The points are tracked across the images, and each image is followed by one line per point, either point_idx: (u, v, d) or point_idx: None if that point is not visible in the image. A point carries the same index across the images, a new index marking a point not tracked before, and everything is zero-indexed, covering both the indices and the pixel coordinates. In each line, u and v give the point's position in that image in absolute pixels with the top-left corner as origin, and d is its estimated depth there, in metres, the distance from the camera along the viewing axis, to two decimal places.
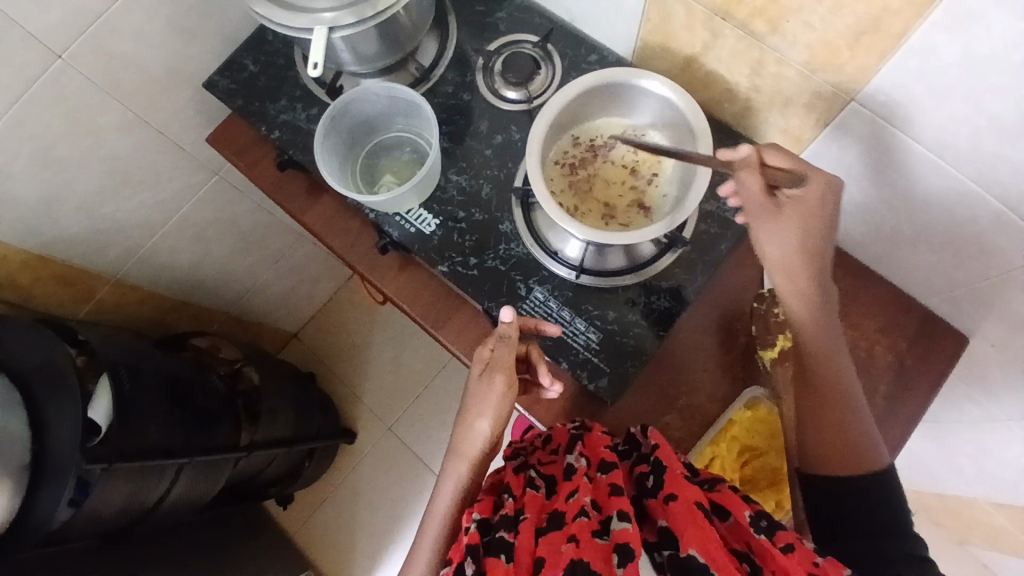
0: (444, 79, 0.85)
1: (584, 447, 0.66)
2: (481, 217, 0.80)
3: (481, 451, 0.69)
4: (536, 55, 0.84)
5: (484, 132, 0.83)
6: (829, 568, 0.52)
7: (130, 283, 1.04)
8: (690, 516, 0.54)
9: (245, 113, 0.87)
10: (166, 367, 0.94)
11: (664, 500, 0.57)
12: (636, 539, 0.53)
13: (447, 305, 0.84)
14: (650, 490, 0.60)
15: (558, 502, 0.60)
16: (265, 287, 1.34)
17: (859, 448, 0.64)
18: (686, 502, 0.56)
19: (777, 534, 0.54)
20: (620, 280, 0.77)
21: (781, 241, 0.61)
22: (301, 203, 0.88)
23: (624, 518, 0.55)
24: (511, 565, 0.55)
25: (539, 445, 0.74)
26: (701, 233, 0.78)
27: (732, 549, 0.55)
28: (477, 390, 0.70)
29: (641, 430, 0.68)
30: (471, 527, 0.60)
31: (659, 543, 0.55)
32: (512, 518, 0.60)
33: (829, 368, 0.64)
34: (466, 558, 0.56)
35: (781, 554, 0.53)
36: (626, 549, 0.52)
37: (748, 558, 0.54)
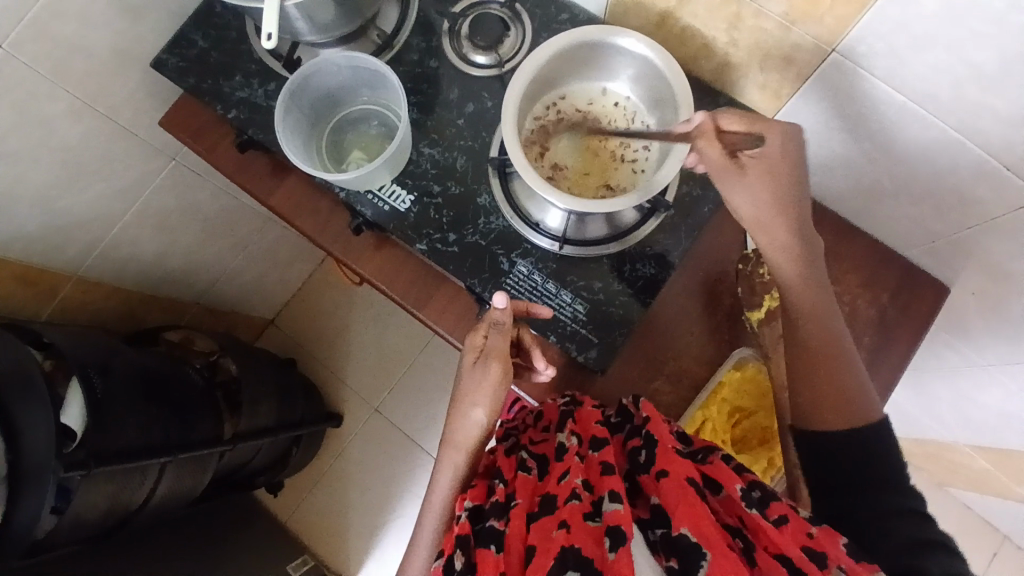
0: (409, 46, 0.80)
1: (574, 424, 0.65)
2: (458, 190, 0.77)
3: (479, 437, 0.66)
4: (504, 17, 0.80)
5: (455, 101, 0.79)
6: (824, 538, 0.51)
7: (94, 280, 1.00)
8: (682, 493, 0.53)
9: (199, 93, 0.81)
10: (137, 365, 0.90)
11: (656, 477, 0.57)
12: (627, 521, 0.52)
13: (426, 284, 0.81)
14: (642, 465, 0.59)
15: (550, 484, 0.59)
16: (237, 275, 1.28)
17: (854, 401, 0.61)
18: (677, 478, 0.55)
19: (771, 506, 0.54)
20: (603, 249, 0.75)
21: (751, 199, 0.59)
22: (267, 184, 0.84)
23: (615, 499, 0.54)
24: (501, 554, 0.54)
25: (530, 423, 0.73)
26: (684, 196, 0.76)
27: (725, 525, 0.54)
28: (471, 379, 0.67)
29: (633, 402, 0.67)
30: (462, 516, 0.59)
31: (652, 521, 0.55)
32: (504, 504, 0.59)
33: (817, 321, 0.62)
34: (456, 550, 0.56)
35: (774, 529, 0.52)
36: (617, 531, 0.51)
37: (741, 533, 0.53)
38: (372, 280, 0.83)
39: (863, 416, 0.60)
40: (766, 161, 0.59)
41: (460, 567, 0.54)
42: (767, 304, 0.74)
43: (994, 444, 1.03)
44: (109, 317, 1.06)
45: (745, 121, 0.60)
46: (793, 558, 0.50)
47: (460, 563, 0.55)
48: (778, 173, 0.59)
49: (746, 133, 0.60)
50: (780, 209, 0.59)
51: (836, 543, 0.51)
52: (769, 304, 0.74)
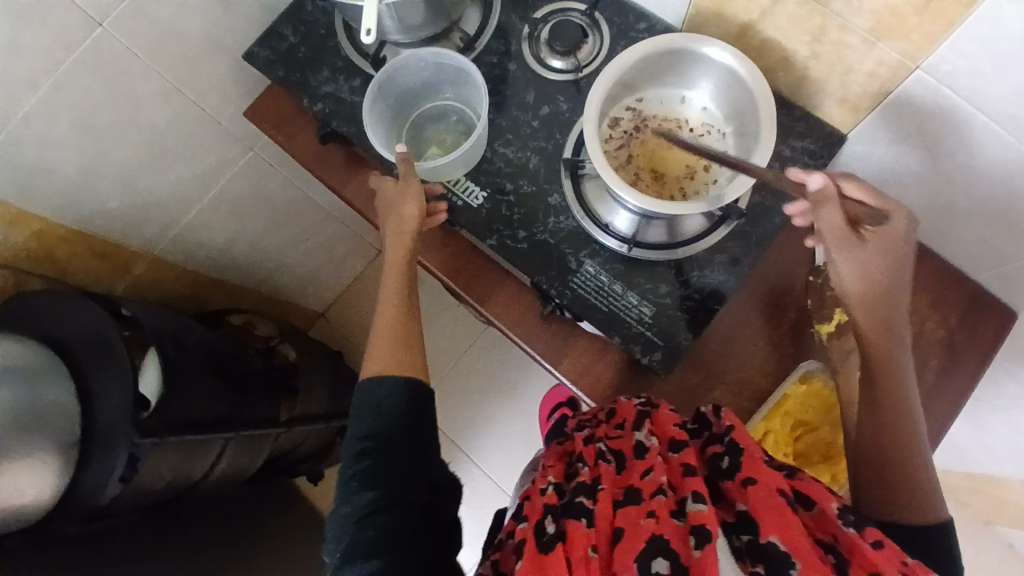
0: (488, 48, 0.83)
1: (654, 425, 0.65)
2: (529, 189, 0.79)
3: (413, 234, 0.73)
4: (583, 24, 0.82)
5: (530, 103, 0.81)
6: (924, 570, 0.49)
7: (166, 260, 1.04)
8: (772, 502, 0.53)
9: (286, 84, 0.85)
10: (204, 343, 0.94)
11: (742, 483, 0.56)
12: (712, 521, 0.51)
13: (492, 280, 0.83)
14: (725, 471, 0.58)
15: (632, 477, 0.59)
16: (295, 266, 1.32)
17: (924, 490, 0.57)
18: (766, 487, 0.54)
19: (868, 529, 0.51)
20: (671, 254, 0.76)
21: (860, 267, 0.60)
22: (343, 176, 0.87)
23: (700, 499, 0.54)
24: (591, 528, 0.54)
25: (603, 420, 0.73)
26: (754, 205, 0.77)
27: (818, 540, 0.52)
28: (394, 197, 0.73)
29: (713, 410, 0.67)
30: (548, 490, 0.61)
31: (737, 526, 0.54)
32: (589, 487, 0.59)
33: (893, 394, 0.60)
34: (547, 518, 0.57)
35: (871, 550, 0.50)
36: (703, 530, 0.51)
37: (835, 550, 0.51)
38: (437, 274, 0.84)
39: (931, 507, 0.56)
40: (884, 241, 0.60)
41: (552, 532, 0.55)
42: (837, 318, 0.74)
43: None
44: (178, 297, 1.10)
45: (868, 196, 0.62)
46: None
47: (552, 528, 0.55)
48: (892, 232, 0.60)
49: (869, 207, 0.62)
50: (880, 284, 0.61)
51: None
52: (841, 317, 0.73)
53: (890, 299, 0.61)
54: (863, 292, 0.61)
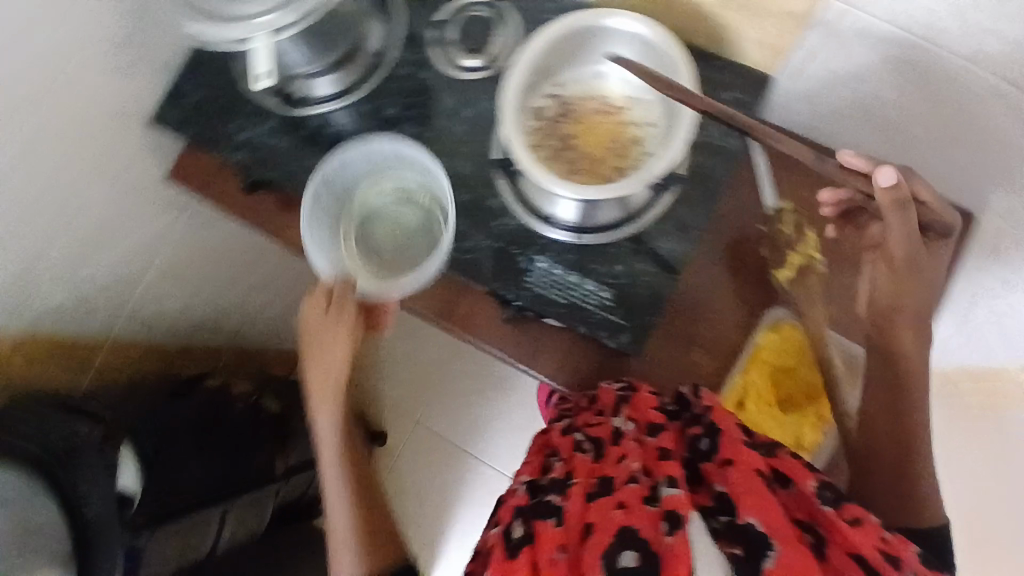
0: (399, 61, 0.81)
1: (631, 409, 0.65)
2: (467, 197, 0.77)
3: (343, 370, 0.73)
4: (489, 18, 0.79)
5: (452, 109, 0.79)
6: (898, 544, 0.50)
7: (125, 341, 1.01)
8: (750, 481, 0.54)
9: (202, 141, 0.84)
10: (182, 417, 0.95)
11: (721, 466, 0.57)
12: (684, 505, 0.52)
13: (451, 295, 0.81)
14: (704, 454, 0.60)
15: (607, 466, 0.60)
16: (262, 312, 1.28)
17: (925, 502, 0.61)
18: (744, 469, 0.56)
19: (845, 505, 0.52)
20: (620, 232, 0.75)
21: (924, 272, 0.60)
22: (278, 221, 0.84)
23: (673, 484, 0.54)
24: (559, 526, 0.56)
25: (586, 404, 0.71)
26: (695, 166, 0.76)
27: (796, 520, 0.53)
28: (321, 325, 0.71)
29: (692, 389, 0.66)
30: (524, 490, 0.64)
31: (716, 508, 0.55)
32: (562, 482, 0.61)
33: (917, 401, 0.63)
34: (518, 519, 0.59)
35: (848, 527, 0.51)
36: (675, 515, 0.51)
37: (812, 530, 0.52)
38: None
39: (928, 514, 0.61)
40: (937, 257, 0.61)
41: (520, 535, 0.58)
42: (792, 262, 0.75)
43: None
44: (149, 373, 1.08)
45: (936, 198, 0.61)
46: (867, 557, 0.50)
47: (520, 531, 0.58)
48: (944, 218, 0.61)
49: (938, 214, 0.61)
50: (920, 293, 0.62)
51: (909, 550, 0.50)
52: (796, 261, 0.75)
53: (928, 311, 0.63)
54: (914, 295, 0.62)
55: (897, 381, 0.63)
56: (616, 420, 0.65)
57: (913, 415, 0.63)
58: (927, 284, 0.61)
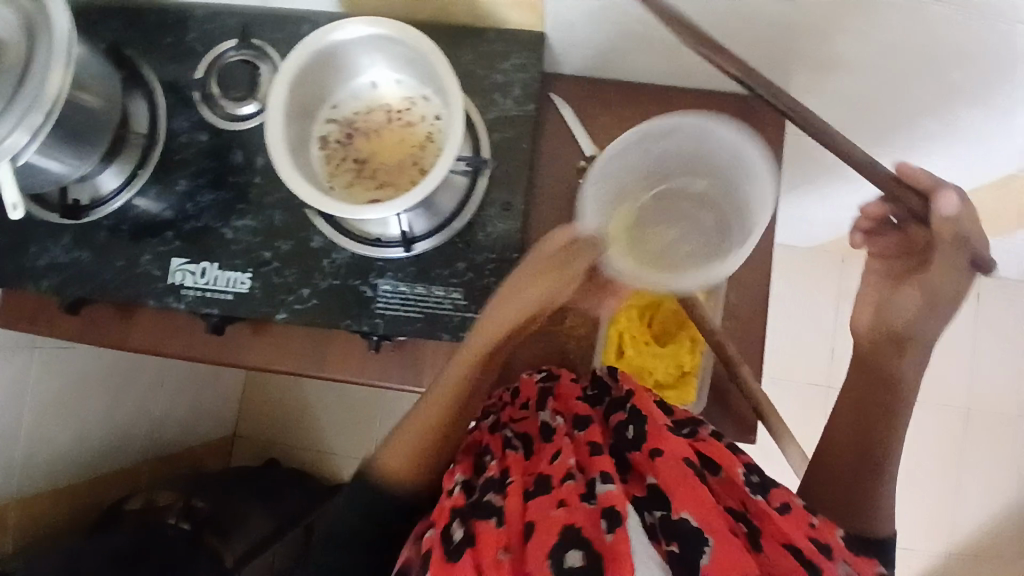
0: (175, 132, 0.76)
1: (555, 402, 0.63)
2: (289, 245, 0.74)
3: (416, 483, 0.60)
4: (246, 58, 0.75)
5: (244, 162, 0.75)
6: (825, 529, 0.51)
7: (30, 497, 0.97)
8: (679, 472, 0.52)
9: (4, 280, 0.77)
10: (103, 552, 0.93)
11: (651, 455, 0.54)
12: (621, 500, 0.50)
13: (316, 344, 0.78)
14: (631, 442, 0.56)
15: (539, 464, 0.57)
16: (171, 412, 1.24)
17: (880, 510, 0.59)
18: (674, 458, 0.53)
19: (772, 491, 0.52)
20: (452, 226, 0.73)
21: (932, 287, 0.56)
22: (118, 331, 0.80)
23: (608, 479, 0.52)
24: (502, 526, 0.51)
25: (507, 399, 0.69)
26: (499, 141, 0.74)
27: (728, 509, 0.53)
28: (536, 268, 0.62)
29: (608, 372, 0.64)
30: (455, 489, 0.57)
31: (648, 501, 0.53)
32: (499, 482, 0.56)
33: (894, 403, 0.61)
34: (454, 522, 0.52)
35: (780, 517, 0.51)
36: (614, 513, 0.49)
37: (744, 517, 0.52)
38: (263, 367, 0.79)
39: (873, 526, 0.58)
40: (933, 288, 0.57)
41: (461, 536, 0.51)
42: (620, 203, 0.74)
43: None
44: (68, 518, 1.04)
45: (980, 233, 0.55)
46: (800, 546, 0.50)
47: (460, 532, 0.51)
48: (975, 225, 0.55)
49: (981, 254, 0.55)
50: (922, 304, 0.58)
51: (835, 536, 0.51)
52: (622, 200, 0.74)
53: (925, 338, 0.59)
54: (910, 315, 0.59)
55: (886, 380, 0.60)
56: (543, 415, 0.63)
57: (885, 414, 0.61)
58: (923, 301, 0.58)
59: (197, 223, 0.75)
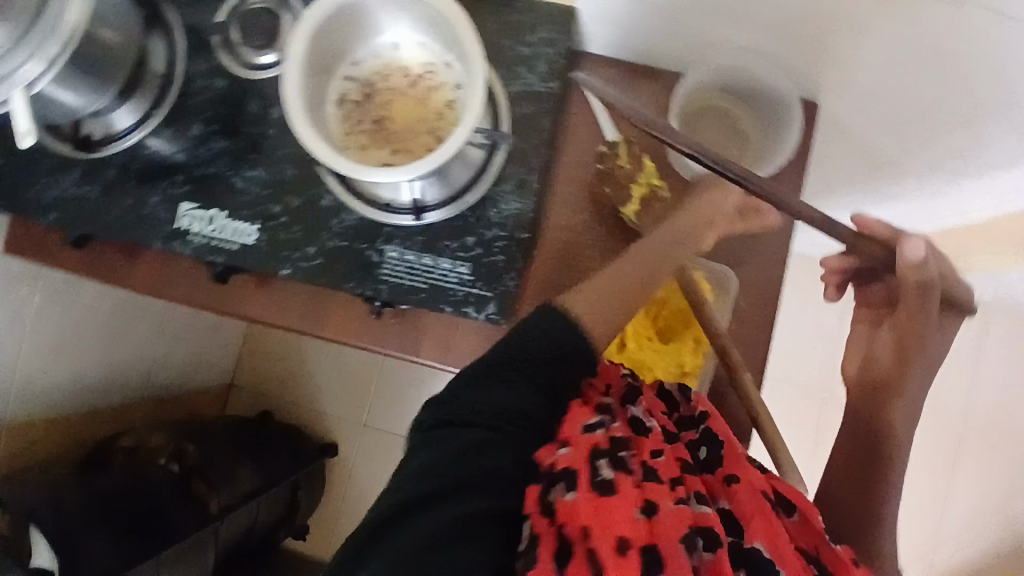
0: (192, 75, 0.75)
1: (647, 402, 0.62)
2: (298, 202, 0.73)
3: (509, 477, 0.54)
4: (269, 6, 0.73)
5: (260, 113, 0.74)
6: None
7: (24, 422, 0.98)
8: (757, 504, 0.53)
9: (11, 209, 0.77)
10: (91, 489, 0.93)
11: (724, 481, 0.56)
12: (717, 521, 0.50)
13: (318, 304, 0.79)
14: (704, 465, 0.58)
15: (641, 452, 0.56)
16: (170, 357, 1.24)
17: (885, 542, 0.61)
18: (750, 487, 0.54)
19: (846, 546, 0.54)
20: (465, 200, 0.72)
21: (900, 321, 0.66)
22: (122, 270, 0.80)
23: (703, 500, 0.52)
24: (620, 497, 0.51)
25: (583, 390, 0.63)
26: (521, 115, 0.73)
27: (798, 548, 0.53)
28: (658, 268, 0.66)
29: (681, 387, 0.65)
30: (564, 449, 0.53)
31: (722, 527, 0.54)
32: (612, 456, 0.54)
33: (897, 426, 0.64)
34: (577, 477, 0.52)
35: (854, 568, 0.52)
36: (710, 534, 0.49)
37: (816, 561, 0.52)
38: (264, 321, 0.79)
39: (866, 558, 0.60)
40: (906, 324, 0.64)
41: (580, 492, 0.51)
42: (639, 194, 0.73)
43: (948, 225, 0.98)
44: (56, 448, 1.05)
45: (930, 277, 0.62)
46: None
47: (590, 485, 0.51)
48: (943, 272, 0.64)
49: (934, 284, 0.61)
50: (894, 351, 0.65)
51: None
52: (641, 191, 0.73)
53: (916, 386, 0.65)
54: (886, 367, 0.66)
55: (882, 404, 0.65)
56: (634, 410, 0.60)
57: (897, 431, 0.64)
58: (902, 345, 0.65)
59: (207, 170, 0.74)
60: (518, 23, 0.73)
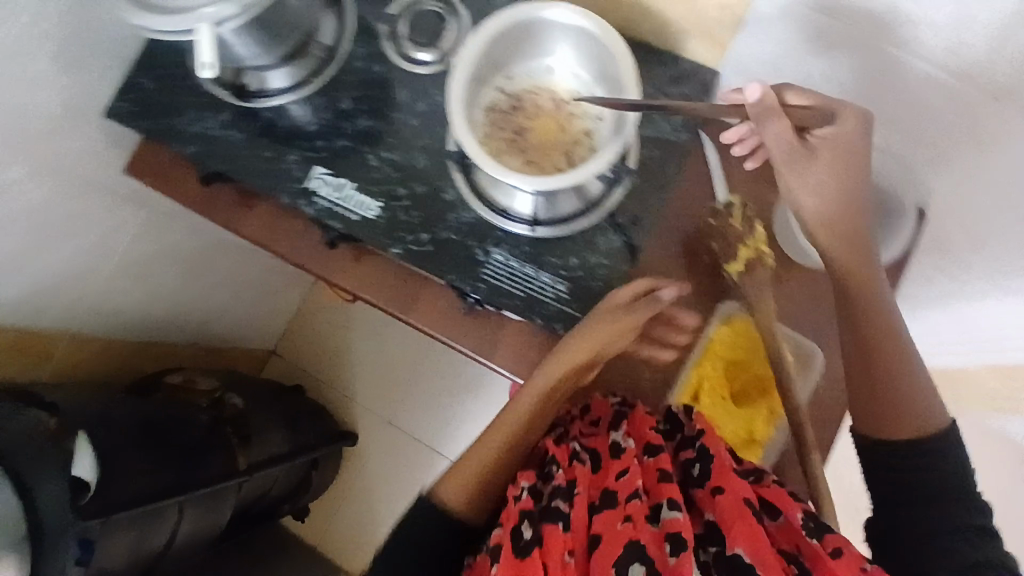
0: (353, 55, 0.81)
1: (628, 426, 0.65)
2: (423, 190, 0.77)
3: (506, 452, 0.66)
4: (440, 11, 0.79)
5: (406, 102, 0.79)
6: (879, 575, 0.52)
7: (87, 336, 1.01)
8: (739, 510, 0.55)
9: (155, 134, 0.82)
10: (135, 414, 0.90)
11: (712, 493, 0.57)
12: (686, 527, 0.54)
13: (409, 288, 0.81)
14: (696, 480, 0.60)
15: (608, 480, 0.60)
16: (229, 310, 1.28)
17: (904, 409, 0.62)
18: (733, 495, 0.56)
19: (827, 537, 0.54)
20: (576, 224, 0.76)
21: (820, 186, 0.64)
22: (236, 214, 0.84)
23: (675, 506, 0.56)
24: (569, 532, 0.55)
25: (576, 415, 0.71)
26: (646, 159, 0.77)
27: (781, 550, 0.55)
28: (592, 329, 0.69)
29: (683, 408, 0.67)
30: (523, 494, 0.60)
31: (706, 538, 0.57)
32: (567, 490, 0.58)
33: (874, 314, 0.64)
34: (524, 523, 0.57)
35: (831, 559, 0.52)
36: (678, 538, 0.53)
37: (798, 563, 0.54)
38: (355, 292, 0.83)
39: (929, 420, 0.61)
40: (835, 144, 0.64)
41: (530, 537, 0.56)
42: (742, 255, 0.73)
43: None
44: (107, 368, 1.07)
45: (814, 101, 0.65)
46: None
47: (529, 533, 0.56)
48: (847, 169, 0.64)
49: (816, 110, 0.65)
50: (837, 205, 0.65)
51: None
52: (746, 254, 0.73)
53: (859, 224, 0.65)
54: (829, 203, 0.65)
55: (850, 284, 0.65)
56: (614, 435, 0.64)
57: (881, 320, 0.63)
58: (839, 192, 0.65)
59: (345, 142, 0.79)
60: (650, 63, 0.76)
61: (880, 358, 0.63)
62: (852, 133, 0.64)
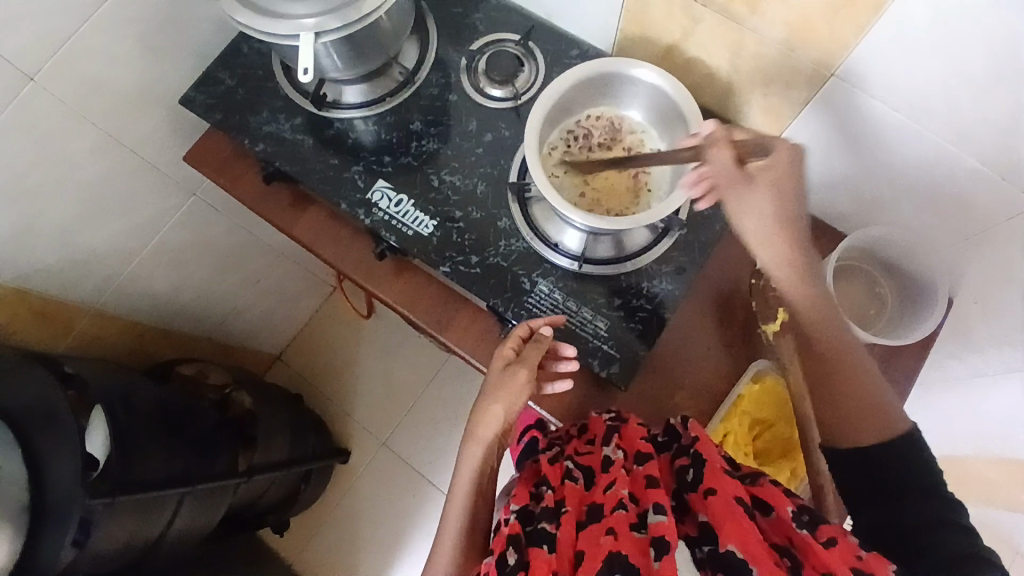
0: (429, 81, 0.85)
1: (620, 440, 0.66)
2: (479, 215, 0.80)
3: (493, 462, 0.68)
4: (518, 53, 0.85)
5: (473, 131, 0.83)
6: (874, 562, 0.50)
7: (110, 314, 1.00)
8: (729, 510, 0.54)
9: (225, 127, 0.84)
10: (155, 399, 0.88)
11: (703, 494, 0.57)
12: (671, 531, 0.53)
13: (447, 308, 0.82)
14: (690, 484, 0.60)
15: (596, 493, 0.60)
16: (246, 309, 1.29)
17: (868, 409, 0.60)
18: (724, 496, 0.56)
19: (820, 528, 0.53)
20: (621, 267, 0.78)
21: (758, 213, 0.60)
22: (289, 215, 0.85)
23: (660, 510, 0.55)
24: (553, 555, 0.55)
25: (575, 434, 0.72)
26: (696, 215, 0.80)
27: (773, 543, 0.53)
28: (498, 382, 0.69)
29: (680, 422, 0.67)
30: (510, 518, 0.59)
31: (699, 539, 0.55)
32: (553, 510, 0.59)
33: (830, 335, 0.62)
34: (508, 548, 0.56)
35: (823, 549, 0.51)
36: (662, 541, 0.52)
37: (788, 553, 0.52)
38: (393, 305, 0.84)
39: (889, 422, 0.60)
40: (773, 171, 0.60)
41: (514, 563, 0.55)
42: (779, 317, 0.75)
43: None
44: (123, 350, 1.05)
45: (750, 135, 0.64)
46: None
47: (513, 559, 0.55)
48: (787, 186, 0.60)
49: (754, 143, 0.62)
50: (785, 224, 0.60)
51: (886, 568, 0.50)
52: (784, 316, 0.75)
53: (800, 238, 0.61)
54: (770, 238, 0.60)
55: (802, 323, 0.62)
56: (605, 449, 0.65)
57: (827, 337, 0.62)
58: (783, 215, 0.60)
59: (411, 160, 0.82)
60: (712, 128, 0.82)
61: (836, 375, 0.61)
62: (787, 164, 0.60)
